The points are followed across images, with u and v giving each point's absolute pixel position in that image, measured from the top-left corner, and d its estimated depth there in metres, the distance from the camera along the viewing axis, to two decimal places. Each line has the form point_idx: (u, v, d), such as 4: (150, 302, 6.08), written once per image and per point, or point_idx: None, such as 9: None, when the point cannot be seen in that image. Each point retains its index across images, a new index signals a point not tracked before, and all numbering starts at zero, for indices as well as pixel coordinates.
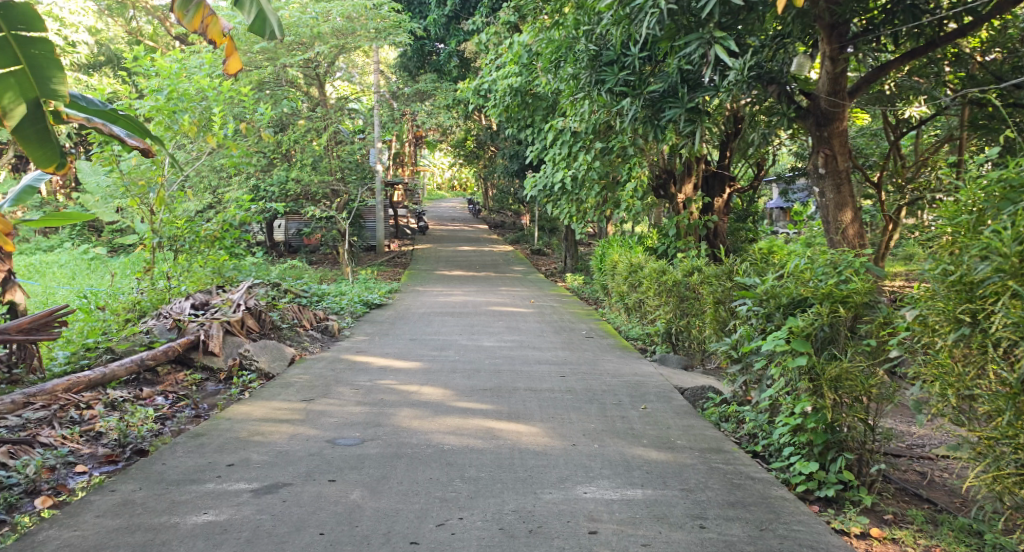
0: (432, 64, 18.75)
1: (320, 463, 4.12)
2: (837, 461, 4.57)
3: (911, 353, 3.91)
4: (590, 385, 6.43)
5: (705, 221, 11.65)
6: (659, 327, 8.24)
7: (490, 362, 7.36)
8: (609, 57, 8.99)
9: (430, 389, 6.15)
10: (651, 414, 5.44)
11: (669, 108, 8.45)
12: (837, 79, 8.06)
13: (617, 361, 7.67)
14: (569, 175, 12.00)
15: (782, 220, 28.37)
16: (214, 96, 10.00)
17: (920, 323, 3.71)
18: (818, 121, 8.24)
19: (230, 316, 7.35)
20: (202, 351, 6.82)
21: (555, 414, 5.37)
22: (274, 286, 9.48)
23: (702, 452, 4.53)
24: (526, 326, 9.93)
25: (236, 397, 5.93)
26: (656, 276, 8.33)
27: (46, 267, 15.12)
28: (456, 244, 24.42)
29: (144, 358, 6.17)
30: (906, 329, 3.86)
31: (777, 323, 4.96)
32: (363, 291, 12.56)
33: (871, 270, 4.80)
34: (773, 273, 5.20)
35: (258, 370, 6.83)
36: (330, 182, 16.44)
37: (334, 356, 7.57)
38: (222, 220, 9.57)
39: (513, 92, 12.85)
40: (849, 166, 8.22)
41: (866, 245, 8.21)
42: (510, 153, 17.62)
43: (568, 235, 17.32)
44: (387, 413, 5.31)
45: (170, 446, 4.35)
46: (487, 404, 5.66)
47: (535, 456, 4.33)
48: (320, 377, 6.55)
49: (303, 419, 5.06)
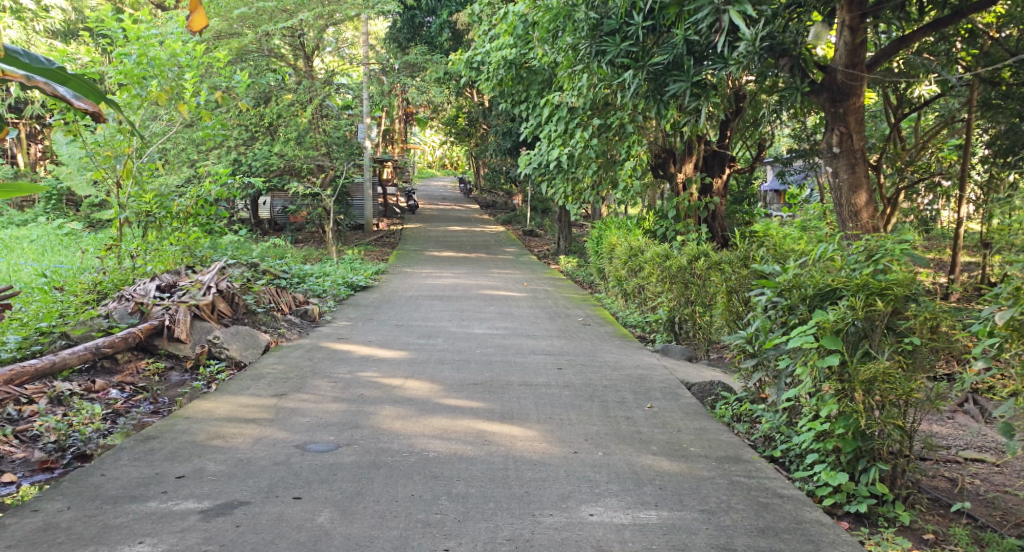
0: (423, 38, 18.16)
1: (286, 474, 3.58)
2: (870, 472, 4.00)
3: (999, 364, 3.62)
4: (591, 379, 5.89)
5: (705, 203, 11.19)
6: (662, 316, 7.71)
7: (481, 352, 6.82)
8: (610, 26, 8.31)
9: (415, 382, 5.62)
10: (658, 415, 4.93)
11: (673, 81, 7.89)
12: (856, 51, 7.55)
13: (616, 352, 7.15)
14: (564, 153, 11.40)
15: (777, 203, 28.09)
16: (187, 61, 9.44)
17: (1010, 328, 3.48)
18: (834, 98, 7.69)
19: (199, 299, 6.81)
20: (167, 338, 6.30)
21: (553, 414, 4.83)
22: (251, 266, 8.95)
23: (720, 462, 4.01)
24: (519, 312, 9.39)
25: (200, 392, 5.38)
26: (658, 261, 7.81)
27: (15, 243, 14.45)
28: (446, 224, 23.86)
29: (100, 346, 5.62)
30: (989, 335, 3.61)
31: (801, 317, 4.40)
32: (347, 271, 12.00)
33: (912, 259, 4.25)
34: (797, 261, 4.64)
35: (229, 358, 6.29)
36: (315, 157, 15.80)
37: (312, 345, 7.01)
38: (196, 195, 9.03)
39: (507, 65, 12.27)
40: (864, 146, 7.70)
41: (882, 230, 7.68)
42: (503, 131, 17.03)
43: (562, 216, 16.81)
44: (367, 412, 4.77)
45: (113, 452, 3.79)
46: (478, 401, 5.13)
47: (532, 467, 3.81)
48: (296, 368, 6.00)
49: (272, 419, 4.51)
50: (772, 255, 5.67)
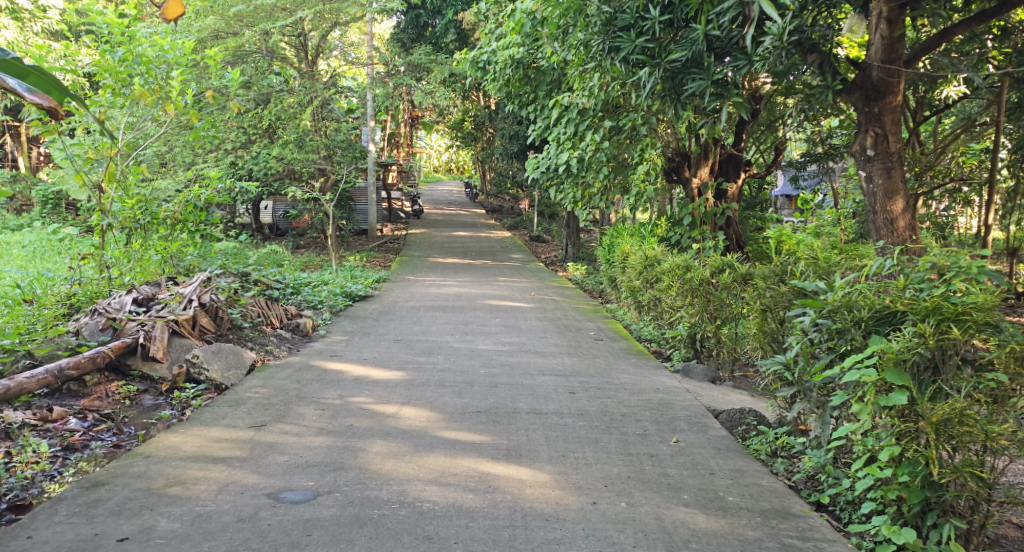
0: (428, 38, 17.67)
1: (251, 535, 3.02)
2: (942, 529, 3.33)
3: None
4: (607, 406, 5.29)
5: (722, 209, 10.56)
6: (681, 332, 7.10)
7: (485, 373, 6.21)
8: (624, 21, 7.67)
9: (412, 410, 5.02)
10: (686, 452, 4.34)
11: (692, 80, 7.30)
12: (893, 45, 6.82)
13: (632, 372, 6.54)
14: (574, 156, 10.83)
15: (787, 209, 27.62)
16: (176, 59, 8.95)
17: None
18: (868, 96, 7.00)
19: (179, 314, 6.26)
20: (142, 357, 5.75)
21: (567, 451, 4.26)
22: (241, 276, 8.40)
23: (764, 517, 3.42)
24: (526, 325, 8.80)
25: (171, 421, 4.82)
26: (678, 273, 7.19)
27: (6, 249, 13.94)
28: (450, 229, 23.25)
29: (63, 368, 5.13)
30: None
31: (854, 343, 3.80)
32: (347, 280, 11.44)
33: (989, 277, 3.63)
34: (846, 278, 4.05)
35: (209, 381, 5.70)
36: (315, 161, 15.22)
37: (302, 364, 6.43)
38: (184, 199, 8.48)
39: (514, 65, 11.72)
40: (901, 147, 6.99)
41: (920, 240, 6.96)
42: (510, 133, 16.47)
43: (571, 222, 16.25)
44: (355, 448, 4.18)
45: (49, 505, 3.26)
46: (482, 434, 4.55)
47: (545, 524, 3.24)
48: (281, 392, 5.42)
49: (245, 458, 3.94)
50: (813, 270, 5.05)
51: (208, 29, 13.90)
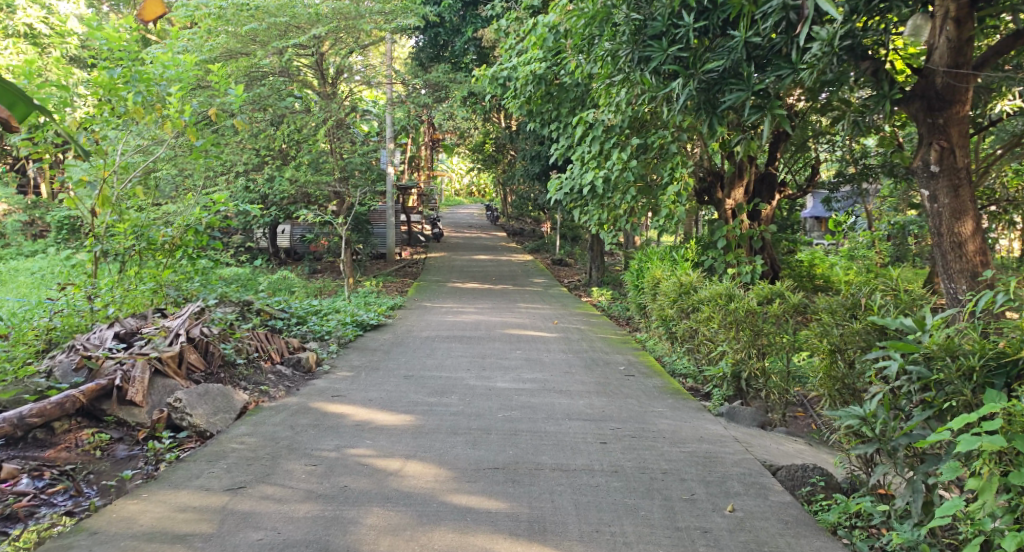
0: (447, 57, 16.85)
1: None
2: None
3: None
4: (645, 461, 4.56)
5: (758, 231, 9.78)
6: (722, 369, 6.27)
7: (504, 418, 5.48)
8: (655, 28, 6.96)
9: (417, 466, 4.32)
10: (748, 527, 3.63)
11: (730, 92, 6.50)
12: (960, 49, 5.98)
13: (671, 416, 5.79)
14: (599, 176, 10.03)
15: (816, 229, 26.77)
16: (178, 74, 8.28)
17: None
18: (930, 106, 6.13)
19: (163, 350, 5.61)
20: (117, 401, 5.07)
21: (604, 524, 3.58)
22: (241, 306, 7.81)
23: None
24: (549, 358, 8.09)
25: (139, 479, 4.17)
26: (719, 303, 6.42)
27: (12, 276, 13.49)
28: (471, 253, 22.62)
29: (23, 416, 4.49)
30: None
31: (960, 398, 3.12)
32: (359, 307, 10.75)
33: None
34: (943, 318, 3.35)
35: (191, 428, 5.02)
36: (329, 184, 14.61)
37: (300, 406, 5.74)
38: (184, 223, 7.75)
39: (536, 81, 11.07)
40: (968, 162, 6.12)
41: (992, 265, 6.05)
42: (531, 154, 15.82)
43: (595, 245, 15.58)
44: (346, 519, 3.52)
45: None
46: (500, 498, 3.86)
47: None
48: (271, 442, 4.75)
49: (211, 536, 3.33)
50: (894, 305, 4.29)
51: (220, 49, 13.45)
